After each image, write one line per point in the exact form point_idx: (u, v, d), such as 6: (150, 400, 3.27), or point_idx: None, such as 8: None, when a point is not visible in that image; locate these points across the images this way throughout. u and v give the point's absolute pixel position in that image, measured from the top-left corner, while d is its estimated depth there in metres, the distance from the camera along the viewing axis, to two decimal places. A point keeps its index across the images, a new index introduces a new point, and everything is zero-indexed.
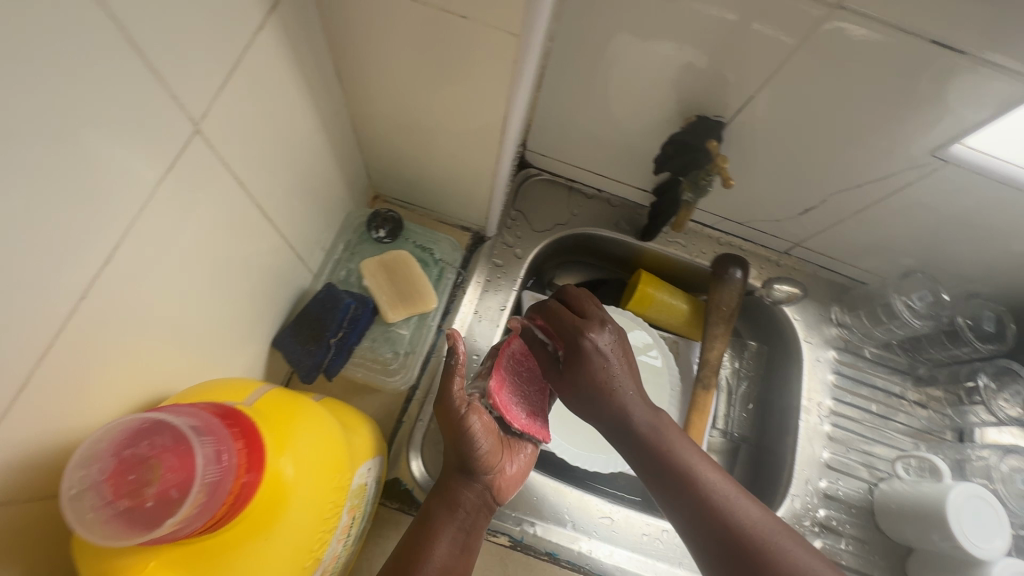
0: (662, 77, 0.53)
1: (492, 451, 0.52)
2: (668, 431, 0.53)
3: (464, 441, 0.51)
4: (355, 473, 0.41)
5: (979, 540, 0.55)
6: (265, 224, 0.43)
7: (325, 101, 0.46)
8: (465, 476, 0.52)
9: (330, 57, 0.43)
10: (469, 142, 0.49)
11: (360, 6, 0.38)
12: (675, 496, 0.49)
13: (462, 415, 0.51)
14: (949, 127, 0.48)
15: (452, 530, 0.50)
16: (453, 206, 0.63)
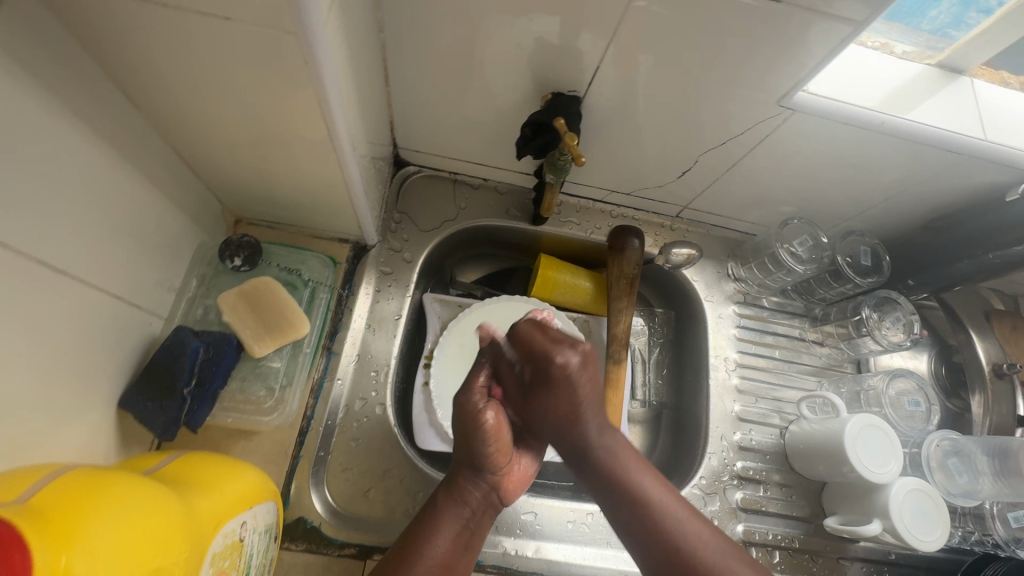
0: (507, 57, 0.51)
1: (502, 449, 0.53)
2: (638, 467, 0.51)
3: (476, 437, 0.51)
4: (195, 552, 0.35)
5: (875, 466, 0.58)
6: (67, 279, 0.37)
7: (122, 130, 0.40)
8: (474, 473, 0.52)
9: (110, 78, 0.38)
10: (304, 152, 0.45)
11: (113, 19, 0.33)
12: (640, 535, 0.48)
13: (479, 409, 0.51)
14: (787, 76, 0.49)
15: (456, 526, 0.50)
16: (321, 218, 0.59)
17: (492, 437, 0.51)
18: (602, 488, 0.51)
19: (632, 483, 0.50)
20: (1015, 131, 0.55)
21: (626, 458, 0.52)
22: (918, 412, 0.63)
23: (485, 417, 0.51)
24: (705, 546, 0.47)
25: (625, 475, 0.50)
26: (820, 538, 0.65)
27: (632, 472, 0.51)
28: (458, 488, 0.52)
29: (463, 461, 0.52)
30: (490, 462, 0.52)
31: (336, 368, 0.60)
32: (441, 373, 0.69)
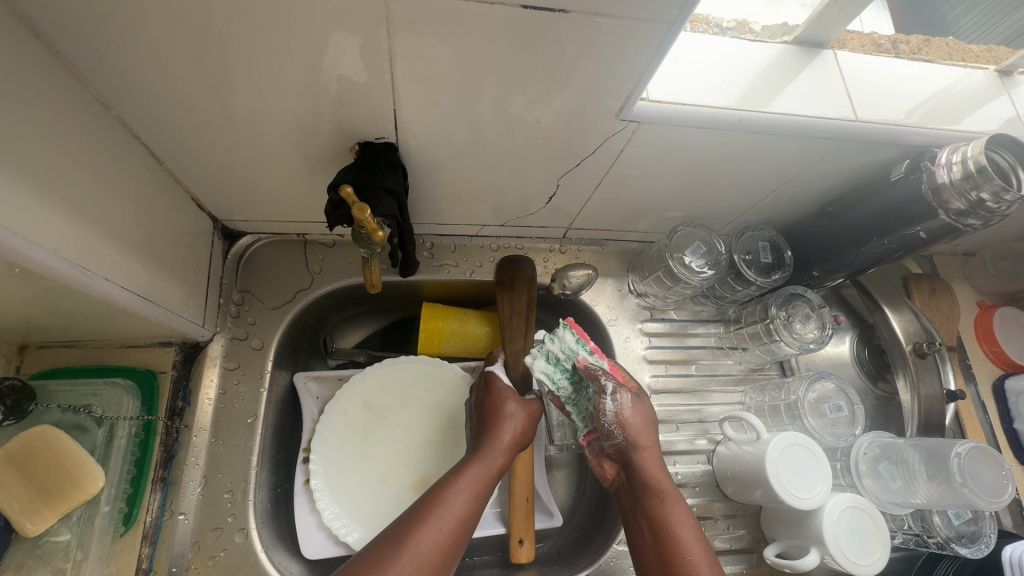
0: (287, 112, 0.42)
1: (513, 440, 0.50)
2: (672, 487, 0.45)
3: (501, 420, 0.51)
4: None
5: (800, 491, 0.53)
6: None
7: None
8: (506, 446, 0.49)
9: None
10: (23, 281, 0.35)
11: None
12: (646, 555, 0.42)
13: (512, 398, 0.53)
14: (616, 86, 0.41)
15: (466, 501, 0.43)
16: (121, 329, 0.49)
17: (530, 424, 0.53)
18: (629, 497, 0.46)
19: (657, 489, 0.45)
20: (888, 104, 0.49)
21: (650, 467, 0.47)
22: (841, 419, 0.57)
23: (530, 407, 0.53)
24: None
25: (643, 484, 0.46)
26: (764, 568, 0.59)
27: (650, 475, 0.46)
28: (490, 445, 0.48)
29: (505, 429, 0.50)
30: (521, 439, 0.51)
31: (177, 501, 0.50)
32: (324, 465, 0.60)
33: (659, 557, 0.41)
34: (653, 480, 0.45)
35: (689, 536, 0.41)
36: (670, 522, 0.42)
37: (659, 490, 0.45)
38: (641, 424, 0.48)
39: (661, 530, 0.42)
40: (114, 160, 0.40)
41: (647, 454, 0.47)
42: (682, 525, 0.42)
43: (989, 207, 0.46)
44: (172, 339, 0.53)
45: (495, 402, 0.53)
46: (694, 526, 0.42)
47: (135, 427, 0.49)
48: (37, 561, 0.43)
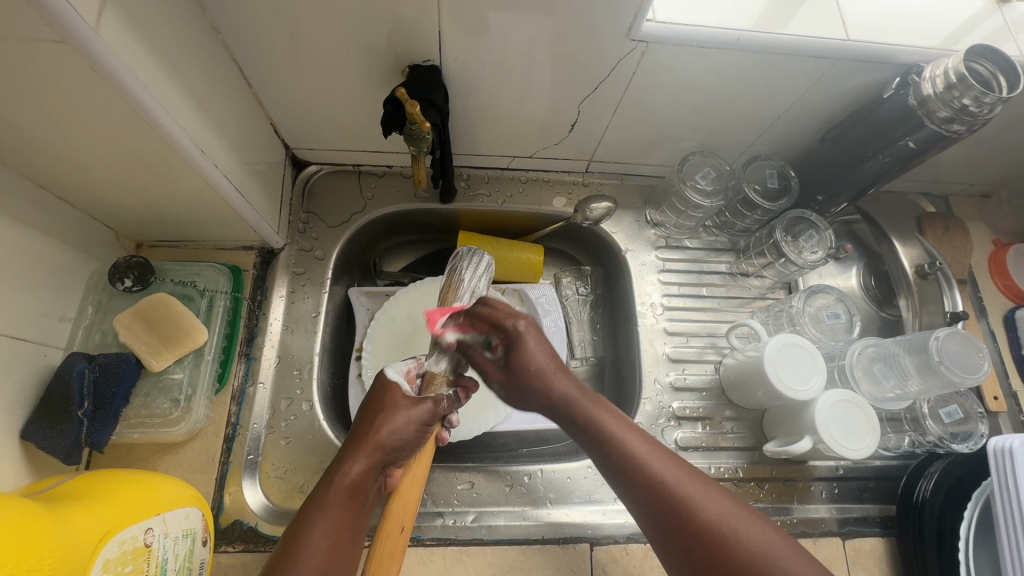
0: (351, 39, 0.51)
1: (406, 428, 0.48)
2: (591, 400, 0.49)
3: (382, 415, 0.48)
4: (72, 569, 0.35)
5: (798, 385, 0.58)
6: None
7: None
8: (369, 451, 0.46)
9: None
10: (156, 164, 0.45)
11: None
12: (614, 476, 0.45)
13: (390, 388, 0.50)
14: (627, 9, 0.48)
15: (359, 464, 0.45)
16: (215, 229, 0.60)
17: (413, 426, 0.48)
18: (554, 410, 0.51)
19: (599, 419, 0.48)
20: (880, 26, 0.54)
21: (549, 384, 0.51)
22: (838, 325, 0.63)
23: (418, 409, 0.49)
24: (695, 490, 0.43)
25: (589, 418, 0.48)
26: (764, 465, 0.65)
27: (584, 401, 0.49)
28: (355, 453, 0.46)
29: (372, 432, 0.46)
30: (397, 443, 0.47)
31: (257, 372, 0.61)
32: (374, 363, 0.69)
33: (614, 457, 0.46)
34: (557, 389, 0.50)
35: (646, 450, 0.45)
36: (639, 452, 0.45)
37: (572, 396, 0.50)
38: (541, 354, 0.51)
39: (644, 471, 0.44)
40: (220, 76, 0.49)
41: (553, 372, 0.51)
42: (628, 434, 0.47)
43: (972, 112, 0.50)
44: (253, 243, 0.63)
45: (382, 392, 0.50)
46: (639, 434, 0.47)
47: (229, 300, 0.60)
48: (156, 393, 0.54)
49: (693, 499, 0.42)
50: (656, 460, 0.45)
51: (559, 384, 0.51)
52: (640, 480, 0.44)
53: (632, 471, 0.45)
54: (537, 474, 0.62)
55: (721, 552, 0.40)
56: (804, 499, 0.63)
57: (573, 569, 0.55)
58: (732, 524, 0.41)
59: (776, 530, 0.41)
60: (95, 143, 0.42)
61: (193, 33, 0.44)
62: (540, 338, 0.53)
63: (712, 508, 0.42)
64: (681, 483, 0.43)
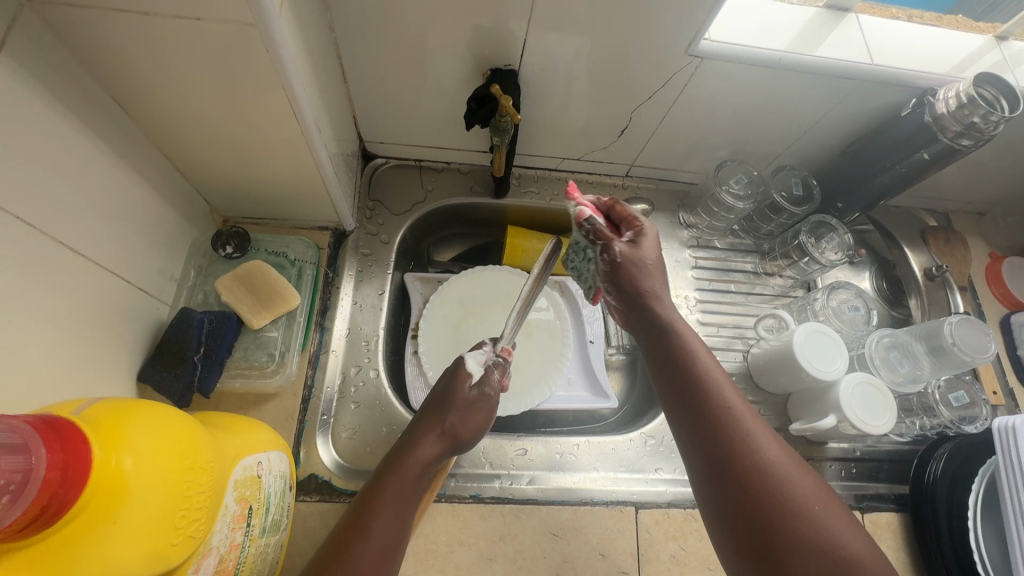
0: (444, 43, 0.58)
1: (472, 421, 0.54)
2: (700, 364, 0.45)
3: (454, 405, 0.54)
4: (223, 473, 0.40)
5: (824, 367, 0.64)
6: (87, 265, 0.44)
7: (115, 133, 0.46)
8: (441, 440, 0.52)
9: (107, 93, 0.45)
10: (278, 142, 0.52)
11: (106, 39, 0.39)
12: (693, 420, 0.43)
13: (462, 382, 0.56)
14: (689, 28, 0.55)
15: (427, 451, 0.50)
16: (299, 210, 0.65)
17: (478, 418, 0.55)
18: (650, 348, 0.48)
19: (706, 375, 0.44)
20: (900, 55, 0.62)
21: (656, 309, 0.48)
22: (858, 316, 0.69)
23: (488, 399, 0.56)
24: (786, 466, 0.39)
25: (691, 371, 0.45)
26: (788, 444, 0.71)
27: (698, 358, 0.45)
28: (429, 440, 0.51)
29: (446, 422, 0.53)
30: (464, 436, 0.54)
31: (330, 341, 0.66)
32: (428, 342, 0.75)
33: (701, 411, 0.43)
34: (663, 337, 0.47)
35: (746, 413, 0.42)
36: (733, 412, 0.42)
37: (695, 356, 0.45)
38: (647, 264, 0.49)
39: (732, 428, 0.41)
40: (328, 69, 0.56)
41: (657, 289, 0.49)
42: (728, 393, 0.43)
43: (980, 128, 0.58)
44: (328, 224, 0.69)
45: (451, 383, 0.56)
46: (736, 396, 0.44)
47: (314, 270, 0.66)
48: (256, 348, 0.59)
49: (781, 473, 0.39)
50: (751, 424, 0.41)
51: (668, 320, 0.48)
52: (721, 433, 0.41)
53: (719, 424, 0.42)
54: (584, 444, 0.67)
55: (806, 535, 0.36)
56: (824, 476, 0.69)
57: (620, 529, 0.60)
58: (819, 510, 0.38)
59: (852, 523, 0.38)
60: (231, 116, 0.48)
61: (319, 31, 0.51)
62: (649, 254, 0.50)
63: (804, 489, 0.38)
64: (769, 450, 0.40)
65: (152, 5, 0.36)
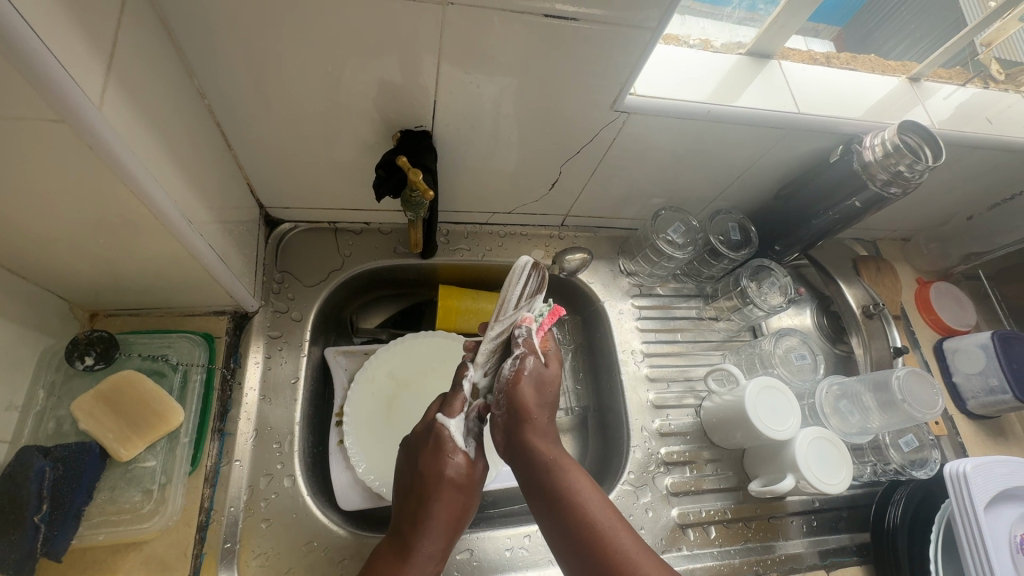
0: (344, 104, 0.51)
1: (471, 491, 0.50)
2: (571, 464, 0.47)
3: (448, 490, 0.48)
4: None
5: (777, 425, 0.61)
6: None
7: None
8: (445, 534, 0.48)
9: None
10: (135, 234, 0.42)
11: None
12: (558, 524, 0.45)
13: (447, 460, 0.49)
14: (610, 82, 0.52)
15: (432, 549, 0.47)
16: (185, 296, 0.55)
17: (477, 489, 0.51)
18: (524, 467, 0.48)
19: (571, 489, 0.46)
20: (824, 102, 0.61)
21: (537, 436, 0.49)
22: (806, 365, 0.68)
23: (476, 476, 0.51)
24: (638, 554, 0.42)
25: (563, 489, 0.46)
26: (749, 504, 0.67)
27: (567, 478, 0.46)
28: (428, 541, 0.47)
29: (441, 521, 0.48)
30: (465, 511, 0.50)
31: (232, 449, 0.55)
32: (354, 429, 0.64)
33: (561, 512, 0.45)
34: (538, 456, 0.48)
35: (607, 517, 0.44)
36: (595, 514, 0.44)
37: (547, 463, 0.47)
38: (534, 395, 0.50)
39: (588, 525, 0.44)
40: (204, 140, 0.48)
41: (537, 415, 0.50)
42: (600, 510, 0.45)
43: (906, 177, 0.57)
44: (226, 307, 0.59)
45: (438, 458, 0.49)
46: (606, 506, 0.45)
47: (204, 373, 0.56)
48: (125, 484, 0.49)
49: (631, 557, 0.42)
50: (603, 519, 0.44)
51: (541, 441, 0.49)
52: (590, 540, 0.43)
53: (587, 536, 0.43)
54: (535, 534, 0.60)
55: None
56: (787, 535, 0.66)
57: None
58: None
59: None
60: (62, 213, 0.38)
61: (182, 101, 0.43)
62: (532, 376, 0.51)
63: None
64: (636, 561, 0.41)
65: None
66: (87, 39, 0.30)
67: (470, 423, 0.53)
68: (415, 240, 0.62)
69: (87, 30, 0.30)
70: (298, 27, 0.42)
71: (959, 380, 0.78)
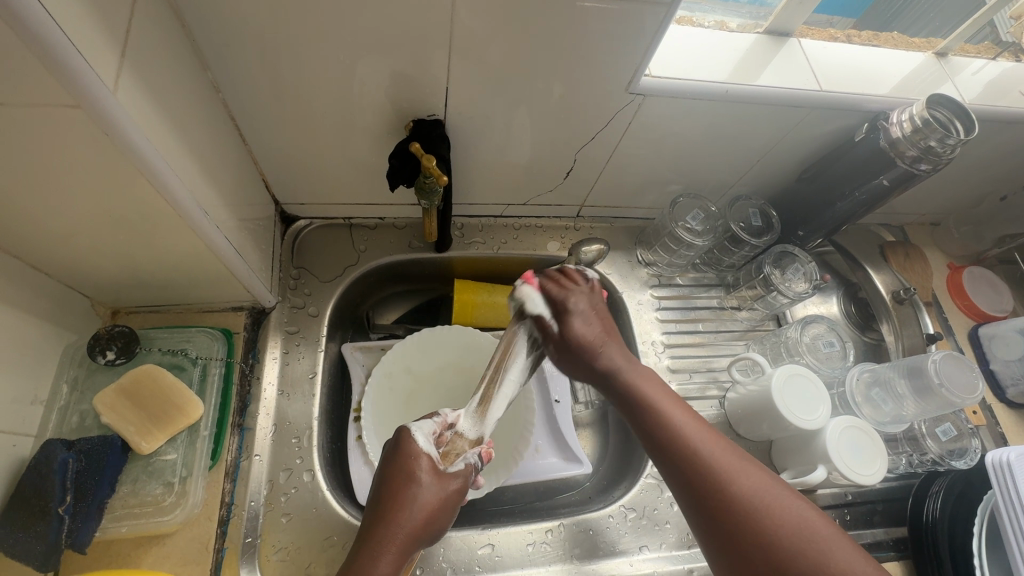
0: (355, 95, 0.50)
1: (437, 503, 0.44)
2: (642, 368, 0.51)
3: (408, 493, 0.43)
4: None
5: (806, 415, 0.59)
6: None
7: None
8: (404, 543, 0.42)
9: None
10: (154, 229, 0.43)
11: None
12: (641, 428, 0.47)
13: (411, 458, 0.45)
14: (625, 64, 0.51)
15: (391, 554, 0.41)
16: (203, 292, 0.55)
17: (447, 502, 0.45)
18: (605, 384, 0.51)
19: (662, 407, 0.47)
20: (848, 78, 0.59)
21: (623, 364, 0.51)
22: (835, 353, 0.66)
23: (446, 489, 0.45)
24: (731, 457, 0.43)
25: (644, 403, 0.48)
26: None
27: (668, 414, 0.47)
28: (388, 544, 0.41)
29: (404, 521, 0.42)
30: (429, 528, 0.43)
31: (252, 444, 0.55)
32: (374, 423, 0.63)
33: (643, 414, 0.48)
34: (628, 380, 0.50)
35: (694, 425, 0.46)
36: (678, 419, 0.46)
37: (648, 396, 0.48)
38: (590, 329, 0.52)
39: (670, 425, 0.46)
40: (218, 134, 0.48)
41: (610, 342, 0.52)
42: (709, 446, 0.44)
43: (937, 152, 0.56)
44: (243, 303, 0.59)
45: (402, 462, 0.45)
46: (688, 413, 0.47)
47: (223, 367, 0.56)
48: (147, 477, 0.49)
49: (725, 465, 0.43)
50: (687, 423, 0.46)
51: (618, 364, 0.51)
52: (674, 443, 0.45)
53: (672, 438, 0.45)
54: (557, 528, 0.59)
55: (742, 513, 0.40)
56: None
57: None
58: (762, 489, 0.41)
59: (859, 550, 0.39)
60: (83, 208, 0.39)
61: (195, 94, 0.43)
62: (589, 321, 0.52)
63: (749, 474, 0.42)
64: (727, 464, 0.43)
65: None
66: (101, 27, 0.31)
67: (466, 455, 0.49)
68: (430, 232, 0.61)
69: (102, 17, 0.30)
70: (309, 16, 0.42)
71: (997, 367, 0.75)
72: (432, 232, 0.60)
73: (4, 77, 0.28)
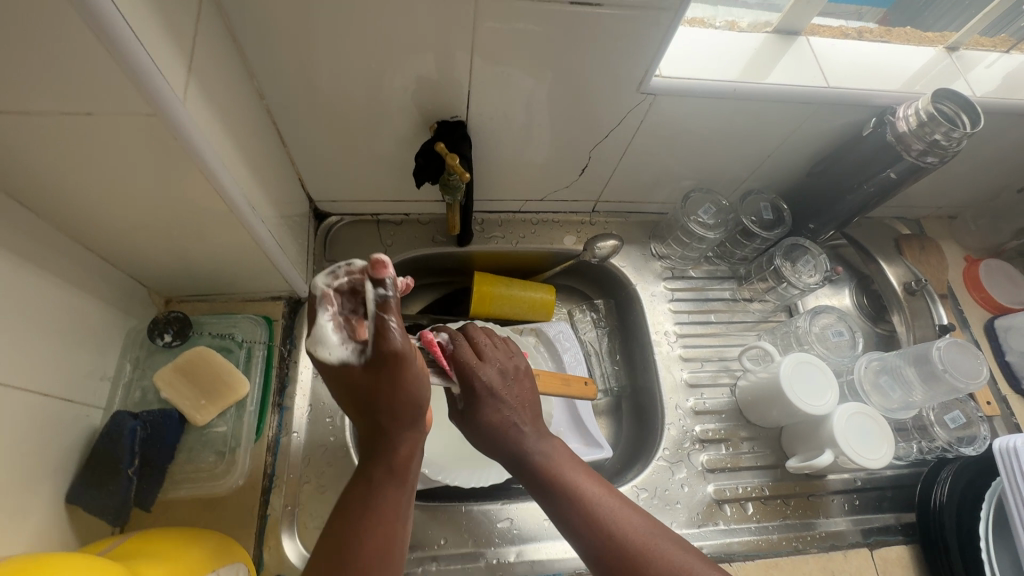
0: (384, 99, 0.55)
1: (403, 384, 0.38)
2: (563, 462, 0.50)
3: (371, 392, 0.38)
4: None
5: (814, 400, 0.61)
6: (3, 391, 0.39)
7: (31, 241, 0.42)
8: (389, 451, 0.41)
9: (18, 202, 0.40)
10: (208, 224, 0.48)
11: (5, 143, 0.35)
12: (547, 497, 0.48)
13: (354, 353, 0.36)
14: (636, 65, 0.54)
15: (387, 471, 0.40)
16: (247, 282, 0.60)
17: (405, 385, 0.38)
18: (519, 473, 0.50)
19: (560, 480, 0.48)
20: (856, 74, 0.61)
21: (531, 445, 0.50)
22: (843, 341, 0.68)
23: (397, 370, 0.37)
24: (640, 527, 0.45)
25: (556, 481, 0.48)
26: (787, 482, 0.67)
27: (578, 482, 0.48)
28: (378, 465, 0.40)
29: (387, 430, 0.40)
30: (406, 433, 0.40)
31: (291, 422, 0.60)
32: None
33: (550, 493, 0.48)
34: (531, 455, 0.49)
35: (611, 510, 0.46)
36: (587, 493, 0.47)
37: (545, 461, 0.49)
38: (500, 377, 0.50)
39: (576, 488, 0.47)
40: (262, 137, 0.52)
41: (523, 411, 0.51)
42: (604, 498, 0.47)
43: (943, 145, 0.57)
44: (281, 293, 0.64)
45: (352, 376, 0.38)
46: (593, 480, 0.49)
47: (266, 349, 0.61)
48: (201, 447, 0.54)
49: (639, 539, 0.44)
50: (597, 491, 0.48)
51: (531, 447, 0.50)
52: (584, 517, 0.46)
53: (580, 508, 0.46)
54: None
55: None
56: (828, 513, 0.66)
57: None
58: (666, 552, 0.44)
59: None
60: (150, 205, 0.44)
61: (243, 101, 0.48)
62: (496, 401, 0.50)
63: (649, 534, 0.45)
64: (642, 539, 0.44)
65: (32, 102, 0.33)
66: (171, 45, 0.35)
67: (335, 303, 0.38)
68: (453, 226, 0.65)
69: (171, 37, 0.35)
70: (343, 28, 0.46)
71: (1013, 359, 0.75)
72: (456, 226, 0.64)
73: (95, 91, 0.33)
